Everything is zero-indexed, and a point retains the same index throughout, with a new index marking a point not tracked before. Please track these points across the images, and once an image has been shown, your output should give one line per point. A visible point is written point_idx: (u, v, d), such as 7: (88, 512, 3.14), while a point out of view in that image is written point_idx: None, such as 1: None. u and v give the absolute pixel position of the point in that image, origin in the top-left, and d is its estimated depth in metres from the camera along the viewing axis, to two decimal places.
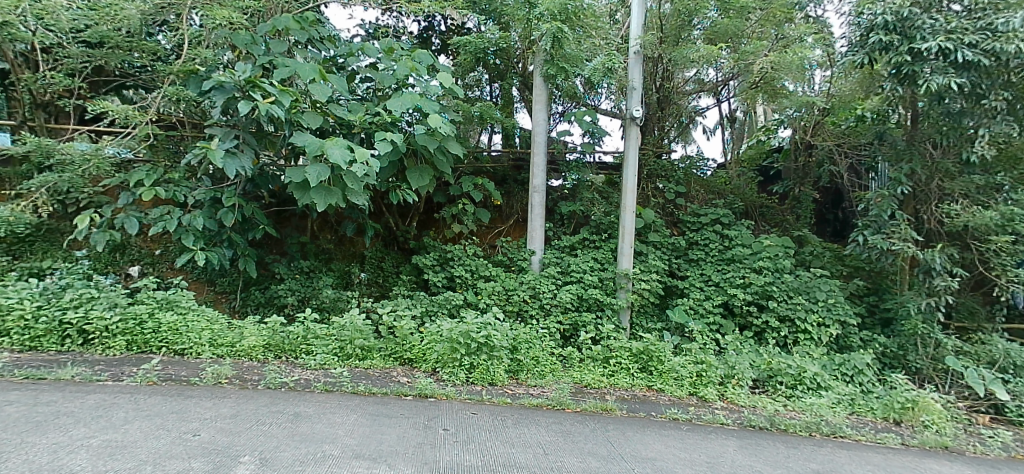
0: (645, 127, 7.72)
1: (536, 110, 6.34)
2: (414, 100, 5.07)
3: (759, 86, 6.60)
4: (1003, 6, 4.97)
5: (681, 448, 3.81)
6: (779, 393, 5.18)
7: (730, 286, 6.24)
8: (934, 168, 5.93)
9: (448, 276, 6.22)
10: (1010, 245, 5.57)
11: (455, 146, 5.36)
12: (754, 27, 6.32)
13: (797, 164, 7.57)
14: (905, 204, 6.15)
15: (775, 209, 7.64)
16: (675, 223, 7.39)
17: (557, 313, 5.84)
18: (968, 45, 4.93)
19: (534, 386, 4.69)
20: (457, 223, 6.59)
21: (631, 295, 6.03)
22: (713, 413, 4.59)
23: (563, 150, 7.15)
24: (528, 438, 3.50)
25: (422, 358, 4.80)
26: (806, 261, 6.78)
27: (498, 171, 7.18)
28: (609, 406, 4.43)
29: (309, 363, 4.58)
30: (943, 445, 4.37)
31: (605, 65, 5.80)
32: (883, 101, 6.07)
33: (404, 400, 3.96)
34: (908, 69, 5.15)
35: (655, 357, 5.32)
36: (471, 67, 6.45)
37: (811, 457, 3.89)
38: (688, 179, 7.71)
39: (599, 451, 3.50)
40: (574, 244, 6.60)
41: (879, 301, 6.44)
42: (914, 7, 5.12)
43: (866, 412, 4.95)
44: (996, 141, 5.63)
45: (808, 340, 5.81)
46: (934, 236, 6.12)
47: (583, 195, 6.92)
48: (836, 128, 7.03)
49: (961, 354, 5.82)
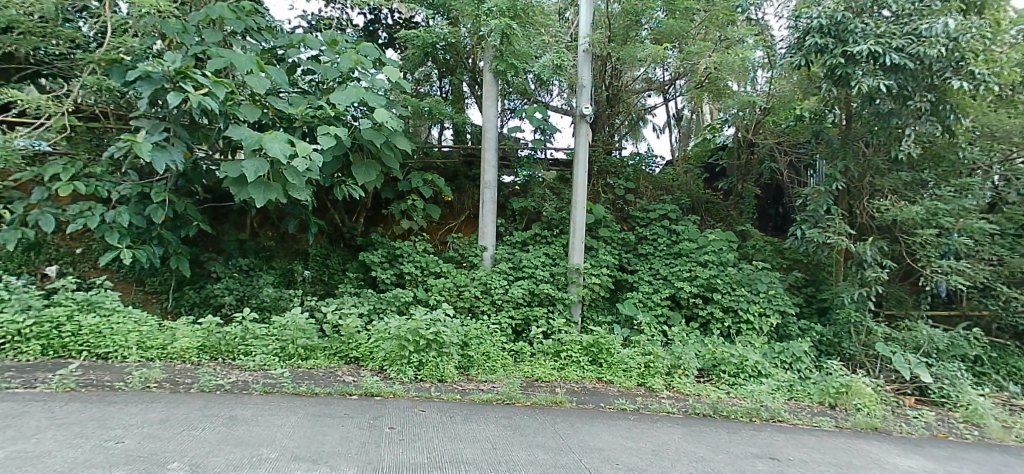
0: (596, 125, 7.85)
1: (487, 106, 6.30)
2: (359, 94, 4.96)
3: (704, 85, 6.83)
4: (927, 13, 5.28)
5: (628, 437, 3.90)
6: (722, 381, 5.39)
7: (677, 279, 6.44)
8: (865, 165, 6.33)
9: (397, 273, 6.11)
10: (933, 237, 5.95)
11: (403, 141, 5.26)
12: (699, 28, 6.51)
13: (740, 161, 7.88)
14: (840, 199, 6.55)
15: (719, 205, 7.92)
16: (625, 218, 7.55)
17: (509, 308, 5.87)
18: (896, 49, 5.23)
19: (484, 381, 4.70)
20: (407, 219, 6.50)
21: (582, 289, 6.12)
22: (659, 403, 4.72)
23: (514, 146, 7.16)
24: (474, 433, 3.51)
25: (370, 356, 4.73)
26: (748, 255, 7.07)
27: (448, 167, 7.11)
28: (559, 399, 4.50)
29: (248, 364, 4.44)
30: (873, 426, 4.64)
31: (553, 63, 5.81)
32: (819, 101, 6.37)
33: (348, 400, 3.88)
34: (841, 71, 5.43)
35: (604, 349, 5.42)
36: (420, 62, 6.37)
37: (750, 441, 4.06)
38: (637, 175, 7.90)
39: (548, 444, 3.54)
40: (526, 239, 6.63)
41: (815, 292, 6.79)
42: (847, 11, 5.42)
43: (804, 397, 5.21)
44: (920, 140, 6.01)
45: (749, 330, 6.05)
46: (867, 229, 6.52)
47: (534, 191, 6.98)
48: (777, 126, 7.29)
49: (890, 340, 6.19)
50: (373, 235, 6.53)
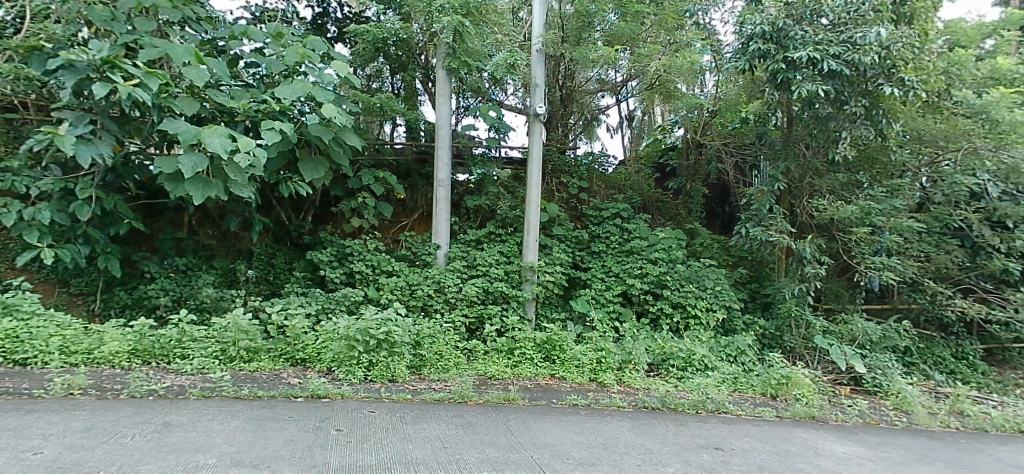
0: (550, 124, 7.93)
1: (440, 103, 6.25)
2: (306, 89, 4.82)
3: (655, 87, 6.99)
4: (861, 22, 5.56)
5: (578, 431, 3.97)
6: (671, 374, 5.56)
7: (628, 276, 6.57)
8: (806, 167, 6.64)
9: (347, 272, 5.99)
10: (867, 235, 6.30)
11: (352, 137, 5.15)
12: (650, 31, 6.68)
13: (689, 162, 8.13)
14: (782, 198, 6.89)
15: (669, 204, 8.13)
16: (579, 216, 7.67)
17: (462, 307, 5.85)
18: (833, 55, 5.48)
19: (437, 380, 4.67)
20: (358, 217, 6.38)
21: (536, 286, 6.17)
22: (610, 397, 4.82)
23: (468, 144, 7.13)
24: (423, 433, 3.49)
25: (317, 357, 4.63)
26: (697, 252, 7.30)
27: (401, 164, 7.04)
28: (512, 396, 4.53)
29: (184, 368, 4.26)
30: (811, 415, 4.88)
31: (507, 61, 5.84)
32: (763, 104, 6.64)
33: (293, 403, 3.79)
34: (783, 75, 5.69)
35: (557, 346, 5.52)
36: (371, 57, 6.25)
37: (696, 433, 4.19)
38: (590, 174, 8.04)
39: (499, 441, 3.56)
40: (480, 237, 6.61)
41: (759, 288, 7.07)
42: (788, 19, 5.68)
43: (747, 389, 5.43)
44: (855, 143, 6.37)
45: (697, 325, 6.24)
46: (806, 227, 6.87)
47: (489, 190, 6.98)
48: (723, 128, 7.67)
49: (828, 333, 6.52)
50: (322, 233, 6.39)
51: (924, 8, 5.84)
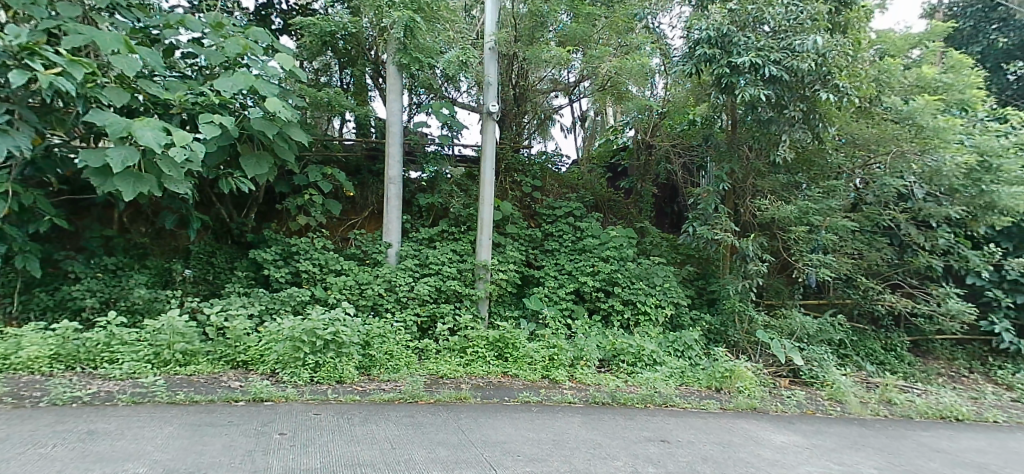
0: (503, 123, 7.97)
1: (391, 99, 6.16)
2: (248, 81, 4.65)
3: (607, 88, 7.13)
4: (799, 30, 5.81)
5: (529, 428, 4.00)
6: (621, 370, 5.68)
7: (581, 273, 6.67)
8: (748, 168, 6.98)
9: (293, 271, 5.83)
10: (805, 234, 6.63)
11: (298, 132, 5.01)
12: (602, 33, 6.80)
13: (639, 161, 8.32)
14: (727, 198, 7.19)
15: (620, 203, 8.31)
16: (532, 215, 7.75)
17: (414, 306, 5.79)
18: (774, 61, 5.73)
19: (387, 381, 4.61)
20: (305, 215, 6.21)
21: (489, 285, 6.18)
22: (562, 393, 4.89)
23: (420, 142, 7.05)
24: (372, 434, 3.44)
25: (260, 360, 4.49)
26: (647, 250, 7.47)
27: (350, 161, 6.89)
28: (463, 395, 4.51)
29: (113, 373, 4.05)
30: (752, 406, 5.09)
31: (460, 59, 5.84)
32: (709, 108, 6.87)
33: (234, 406, 3.66)
34: (727, 80, 5.90)
35: (510, 344, 5.55)
36: (318, 51, 6.10)
37: (644, 426, 4.30)
38: (544, 173, 8.11)
39: (449, 440, 3.54)
40: (433, 236, 6.55)
41: (705, 284, 7.30)
42: (732, 25, 5.88)
43: (693, 382, 5.62)
44: (793, 146, 6.60)
45: (646, 321, 6.40)
46: (749, 227, 7.18)
47: (441, 188, 6.93)
48: (671, 130, 7.85)
49: (769, 327, 6.80)
50: (265, 231, 6.19)
51: (857, 18, 6.15)
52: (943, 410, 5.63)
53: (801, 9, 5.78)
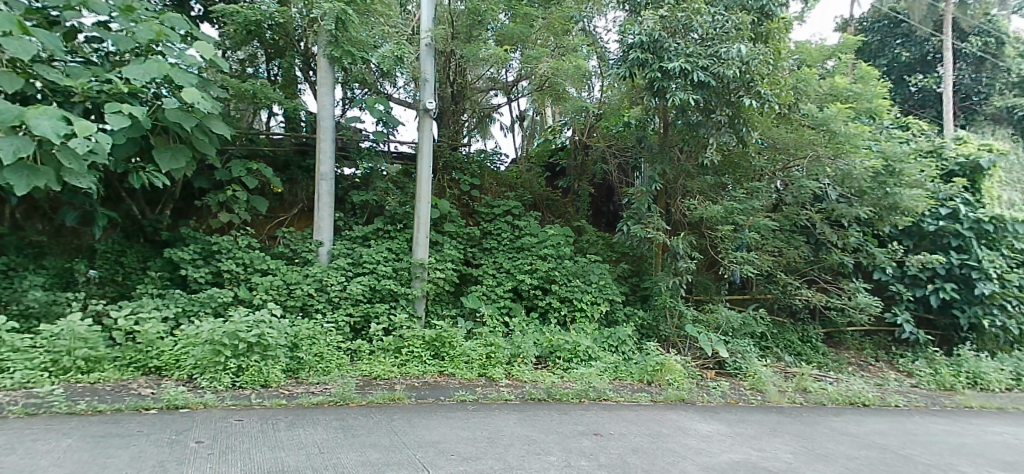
0: (441, 120, 7.95)
1: (321, 93, 5.98)
2: (162, 70, 4.38)
3: (545, 89, 7.25)
4: (725, 38, 6.09)
5: (464, 427, 3.99)
6: (557, 366, 5.78)
7: (519, 272, 6.73)
8: (679, 169, 7.24)
9: (214, 271, 5.54)
10: (730, 233, 6.98)
11: (219, 124, 4.77)
12: (540, 34, 6.93)
13: (577, 162, 8.50)
14: (659, 198, 7.50)
15: (558, 202, 8.44)
16: (471, 213, 7.71)
17: (346, 306, 5.65)
18: (702, 68, 5.99)
19: (316, 384, 4.48)
20: (228, 212, 5.93)
21: (426, 283, 6.10)
22: (498, 391, 4.91)
23: (353, 137, 6.88)
24: (298, 440, 3.32)
25: (175, 365, 4.25)
26: (584, 248, 7.62)
27: (279, 156, 6.64)
28: (397, 395, 4.45)
29: (3, 383, 3.72)
30: (681, 398, 5.31)
31: (394, 54, 5.70)
32: (643, 111, 7.10)
33: (145, 415, 3.44)
34: (659, 84, 6.12)
35: (447, 343, 5.52)
36: (243, 40, 5.82)
37: (578, 420, 4.39)
38: (482, 172, 8.09)
39: (381, 442, 3.48)
40: (367, 234, 6.41)
41: (639, 281, 7.54)
42: (663, 31, 6.09)
43: (626, 376, 5.80)
44: (720, 149, 6.89)
45: (583, 317, 6.54)
46: (680, 226, 7.50)
47: (376, 185, 6.78)
48: (607, 131, 8.00)
49: (697, 321, 7.09)
50: (183, 229, 5.85)
51: (777, 29, 6.51)
52: (852, 397, 6.08)
53: (727, 19, 6.07)
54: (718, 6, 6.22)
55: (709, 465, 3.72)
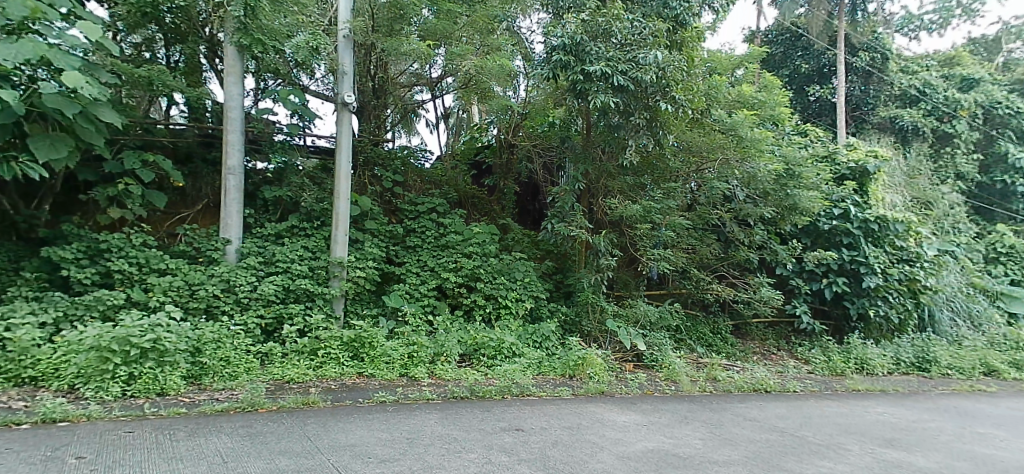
0: (362, 115, 7.77)
1: (228, 82, 5.67)
2: (37, 50, 4.00)
3: (470, 87, 7.26)
4: (642, 45, 6.30)
5: (383, 429, 3.91)
6: (481, 363, 5.81)
7: (443, 270, 6.68)
8: (601, 170, 7.45)
9: (102, 271, 5.10)
10: (648, 231, 7.28)
11: (107, 112, 4.42)
12: (463, 31, 6.85)
13: (502, 160, 8.48)
14: (583, 197, 7.73)
15: (484, 200, 8.45)
16: (393, 211, 7.54)
17: (257, 307, 5.37)
18: (621, 72, 6.19)
19: (221, 390, 4.25)
20: (118, 207, 5.49)
21: (345, 282, 5.92)
22: (419, 391, 4.85)
23: (265, 130, 6.58)
24: (199, 450, 3.12)
25: (54, 375, 3.89)
26: (509, 246, 7.69)
27: (180, 148, 6.24)
28: (312, 399, 4.29)
29: None
30: (601, 391, 5.49)
31: (310, 44, 5.49)
32: (567, 112, 7.24)
33: (18, 431, 3.12)
34: (582, 87, 6.27)
35: (367, 343, 5.38)
36: (138, 22, 5.42)
37: (500, 417, 4.42)
38: (406, 168, 7.94)
39: (292, 448, 3.34)
40: (280, 232, 6.13)
41: (563, 278, 7.69)
42: (585, 35, 6.25)
43: (549, 371, 5.92)
44: (639, 151, 7.16)
45: (507, 314, 6.59)
46: (601, 224, 7.75)
47: (291, 180, 6.47)
48: (533, 131, 8.04)
49: (618, 316, 7.34)
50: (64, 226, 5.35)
51: (690, 38, 6.82)
52: (756, 384, 6.53)
53: (644, 26, 6.30)
54: (636, 14, 6.50)
55: (624, 454, 3.85)
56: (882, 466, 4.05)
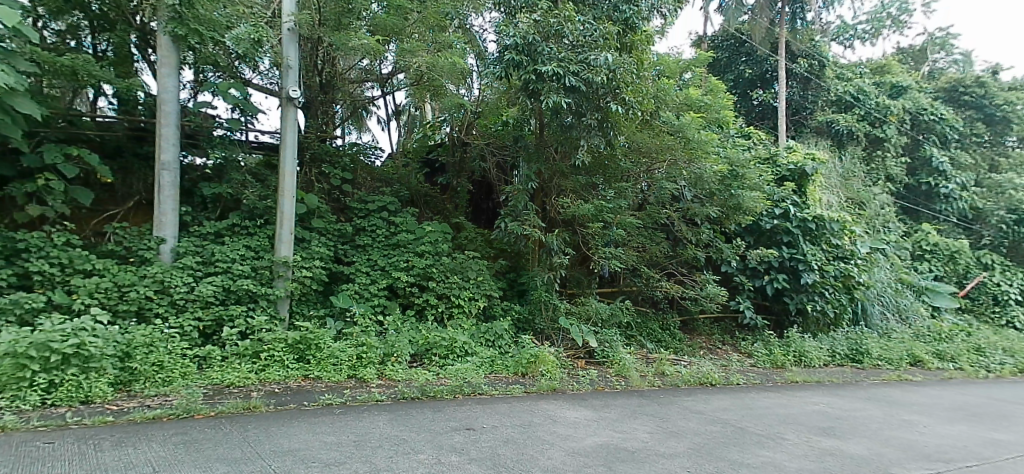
0: (309, 110, 7.54)
1: (163, 74, 5.42)
2: None
3: (422, 84, 7.19)
4: (593, 46, 6.38)
5: (329, 432, 3.82)
6: (433, 363, 5.77)
7: (394, 269, 6.58)
8: (554, 169, 7.52)
9: (21, 272, 4.78)
10: (600, 230, 7.40)
11: (26, 104, 4.13)
12: (414, 28, 6.78)
13: (455, 158, 8.44)
14: (536, 196, 7.78)
15: (436, 198, 8.39)
16: (342, 209, 7.38)
17: (194, 309, 5.14)
18: (573, 73, 6.26)
19: (153, 396, 4.06)
20: (39, 204, 5.15)
21: (290, 283, 5.76)
22: (369, 392, 4.77)
23: (203, 124, 6.37)
24: (127, 460, 2.97)
25: None
26: (462, 244, 7.65)
27: (109, 141, 5.91)
28: (253, 403, 4.15)
29: None
30: (553, 388, 5.55)
31: (252, 37, 5.25)
32: (520, 111, 7.27)
33: None
34: (534, 86, 6.30)
35: (313, 345, 5.24)
36: (61, 9, 5.15)
37: (451, 417, 4.40)
38: (355, 165, 7.78)
39: (230, 455, 3.22)
40: (220, 230, 5.90)
41: (516, 277, 7.73)
42: (537, 35, 6.28)
43: (502, 370, 5.93)
44: (591, 151, 7.25)
45: (460, 314, 6.56)
46: (555, 223, 7.82)
47: (232, 177, 6.26)
48: (486, 129, 8.03)
49: (571, 313, 7.44)
50: None
51: (640, 41, 6.95)
52: (702, 377, 6.74)
53: (595, 28, 6.39)
54: (587, 16, 6.58)
55: (574, 449, 3.91)
56: (817, 453, 4.26)
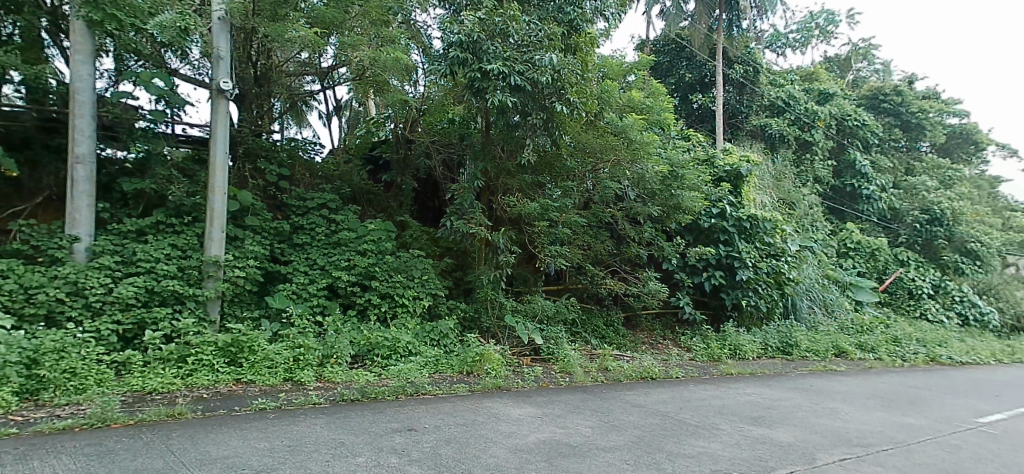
0: (241, 104, 7.27)
1: (77, 61, 5.08)
2: None
3: (365, 79, 7.05)
4: (537, 46, 6.41)
5: (262, 438, 3.68)
6: (375, 363, 5.66)
7: (335, 268, 6.41)
8: (500, 167, 7.50)
9: None
10: (545, 228, 7.48)
11: None
12: (355, 21, 6.60)
13: (399, 156, 8.31)
14: (482, 194, 7.77)
15: (380, 196, 8.20)
16: (278, 207, 7.14)
17: (113, 312, 4.84)
18: (518, 72, 6.28)
19: (64, 405, 3.79)
20: None
21: (221, 283, 5.51)
22: (306, 395, 4.63)
23: (123, 116, 5.99)
24: None
25: None
26: (407, 243, 7.53)
27: (15, 132, 5.50)
28: (178, 411, 3.94)
29: None
30: (497, 385, 5.56)
31: (178, 25, 4.96)
32: (466, 109, 7.24)
33: None
34: (479, 84, 6.26)
35: (246, 348, 5.04)
36: None
37: (392, 418, 4.33)
38: (293, 161, 7.54)
39: (149, 466, 3.05)
40: (143, 228, 5.57)
41: (462, 275, 7.70)
42: (482, 33, 6.26)
43: (446, 369, 5.90)
44: (537, 150, 7.29)
45: (404, 313, 6.47)
46: (501, 221, 7.86)
47: (157, 172, 5.94)
48: (431, 127, 7.94)
49: (517, 311, 7.47)
50: None
51: (584, 42, 7.04)
52: (643, 372, 6.93)
53: (540, 29, 6.44)
54: (532, 16, 6.61)
55: (516, 447, 3.93)
56: (748, 442, 4.46)
